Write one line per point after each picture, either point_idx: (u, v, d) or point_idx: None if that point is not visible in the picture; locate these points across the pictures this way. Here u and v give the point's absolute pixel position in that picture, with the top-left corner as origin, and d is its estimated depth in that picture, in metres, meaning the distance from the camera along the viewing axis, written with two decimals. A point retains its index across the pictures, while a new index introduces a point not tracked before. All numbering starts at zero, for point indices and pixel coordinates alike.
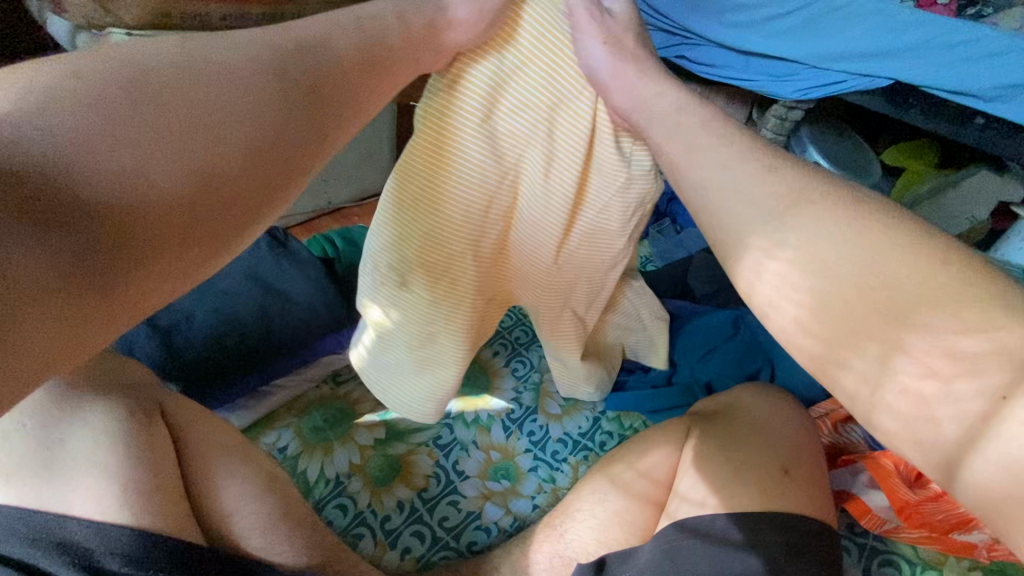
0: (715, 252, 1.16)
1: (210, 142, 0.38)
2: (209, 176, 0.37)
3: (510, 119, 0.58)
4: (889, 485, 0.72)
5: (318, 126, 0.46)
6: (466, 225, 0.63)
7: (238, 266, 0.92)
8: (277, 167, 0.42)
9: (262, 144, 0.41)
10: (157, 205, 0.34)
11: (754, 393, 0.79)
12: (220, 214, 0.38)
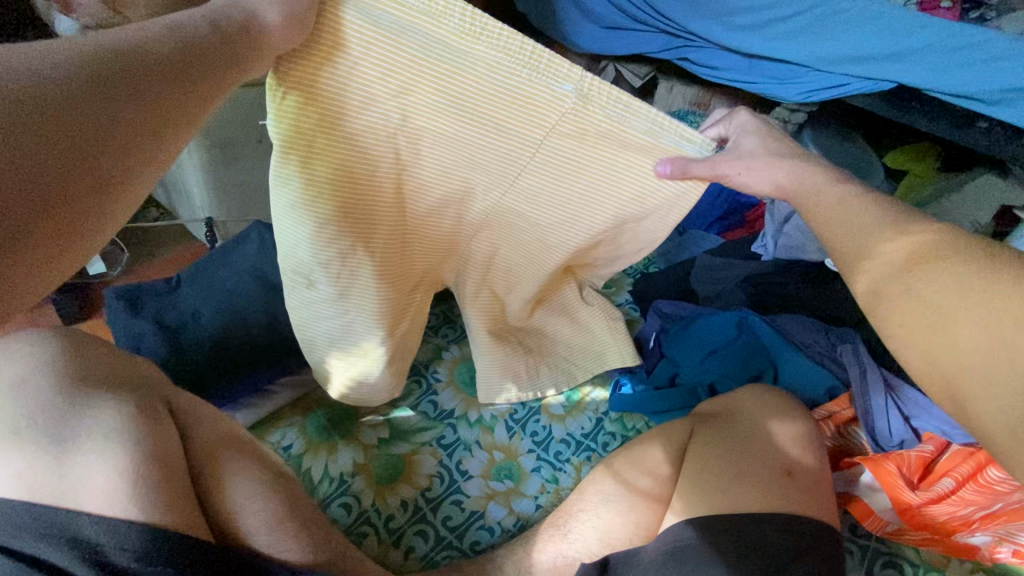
0: (718, 254, 1.16)
1: (72, 127, 0.38)
2: (73, 162, 0.38)
3: (375, 78, 0.59)
4: (891, 486, 0.71)
5: (207, 68, 0.47)
6: (368, 183, 0.66)
7: (243, 266, 0.92)
8: (136, 142, 0.42)
9: (120, 118, 0.41)
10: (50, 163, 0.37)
11: (758, 395, 0.80)
12: (92, 199, 0.39)
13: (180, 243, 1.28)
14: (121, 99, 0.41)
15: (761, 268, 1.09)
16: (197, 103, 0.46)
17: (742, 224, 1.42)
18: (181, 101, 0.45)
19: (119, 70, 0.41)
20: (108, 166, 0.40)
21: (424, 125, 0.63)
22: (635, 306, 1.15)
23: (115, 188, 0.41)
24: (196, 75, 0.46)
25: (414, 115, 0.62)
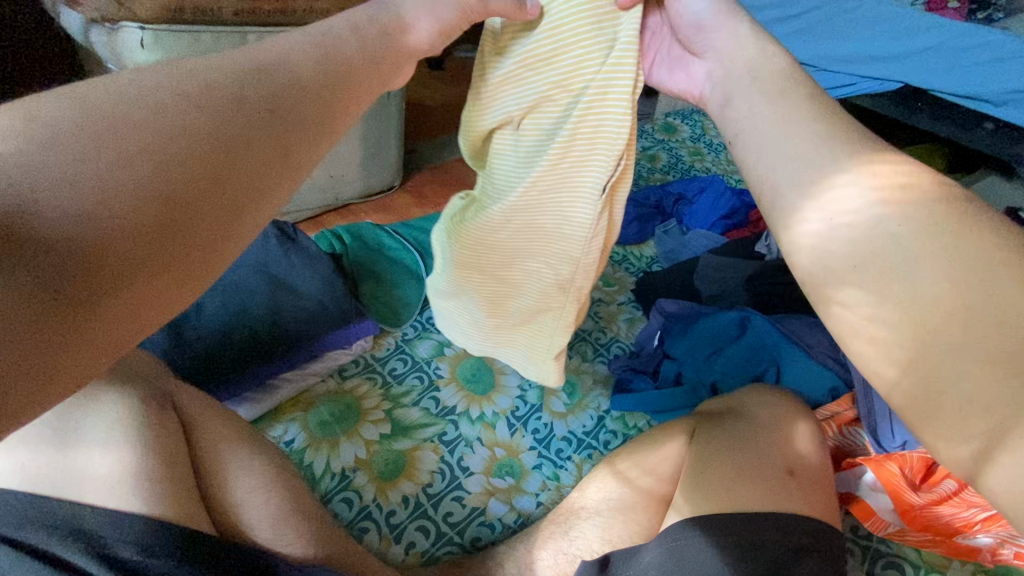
0: (722, 254, 1.17)
1: (165, 170, 0.35)
2: (176, 207, 0.34)
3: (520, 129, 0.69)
4: (893, 484, 0.71)
5: (287, 136, 0.43)
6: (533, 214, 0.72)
7: (248, 261, 0.93)
8: (223, 215, 0.37)
9: (219, 187, 0.37)
10: (136, 235, 0.32)
11: (758, 394, 0.80)
12: (184, 240, 0.35)
13: None
14: (225, 140, 0.38)
15: (764, 268, 1.10)
16: (302, 148, 0.44)
17: (745, 224, 1.42)
18: (295, 140, 0.43)
19: (226, 150, 0.38)
20: (191, 244, 0.35)
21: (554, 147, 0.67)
22: (637, 305, 1.15)
23: (196, 271, 0.36)
24: (299, 117, 0.44)
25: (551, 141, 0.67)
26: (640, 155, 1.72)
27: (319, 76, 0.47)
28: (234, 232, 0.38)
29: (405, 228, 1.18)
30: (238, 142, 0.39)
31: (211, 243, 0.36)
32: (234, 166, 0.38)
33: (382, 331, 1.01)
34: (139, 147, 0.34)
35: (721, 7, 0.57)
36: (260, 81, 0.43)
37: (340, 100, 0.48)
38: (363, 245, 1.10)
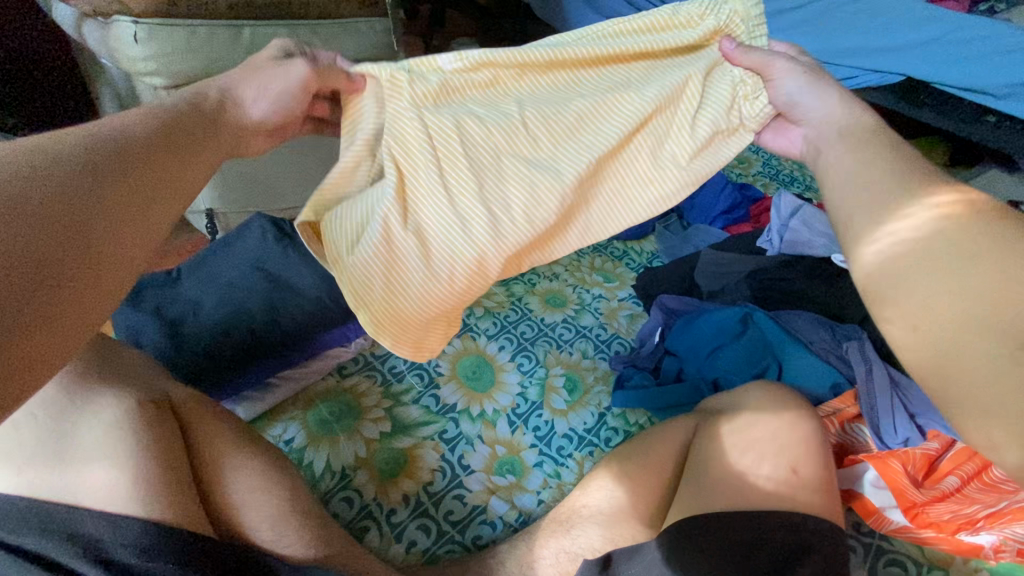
0: (724, 249, 1.16)
1: (13, 221, 0.35)
2: (35, 254, 0.35)
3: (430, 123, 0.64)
4: (895, 481, 0.72)
5: (138, 177, 0.45)
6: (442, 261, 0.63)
7: (245, 258, 0.92)
8: (100, 260, 0.39)
9: (94, 238, 0.39)
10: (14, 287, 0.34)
11: (760, 391, 0.79)
12: (49, 286, 0.36)
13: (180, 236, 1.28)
14: (76, 193, 0.40)
15: (766, 263, 1.09)
16: (155, 202, 0.45)
17: (745, 220, 1.42)
18: (155, 195, 0.45)
19: (96, 200, 0.41)
20: (70, 291, 0.37)
21: (467, 162, 0.63)
22: (638, 301, 1.14)
23: (77, 319, 0.37)
24: (137, 165, 0.45)
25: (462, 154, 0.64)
26: None
27: (159, 132, 0.50)
28: (111, 277, 0.40)
29: None
30: (104, 193, 0.41)
31: (79, 284, 0.37)
32: (90, 215, 0.40)
33: (382, 328, 1.00)
34: (13, 200, 0.36)
35: (813, 83, 0.64)
36: (106, 149, 0.44)
37: (179, 155, 0.50)
38: None
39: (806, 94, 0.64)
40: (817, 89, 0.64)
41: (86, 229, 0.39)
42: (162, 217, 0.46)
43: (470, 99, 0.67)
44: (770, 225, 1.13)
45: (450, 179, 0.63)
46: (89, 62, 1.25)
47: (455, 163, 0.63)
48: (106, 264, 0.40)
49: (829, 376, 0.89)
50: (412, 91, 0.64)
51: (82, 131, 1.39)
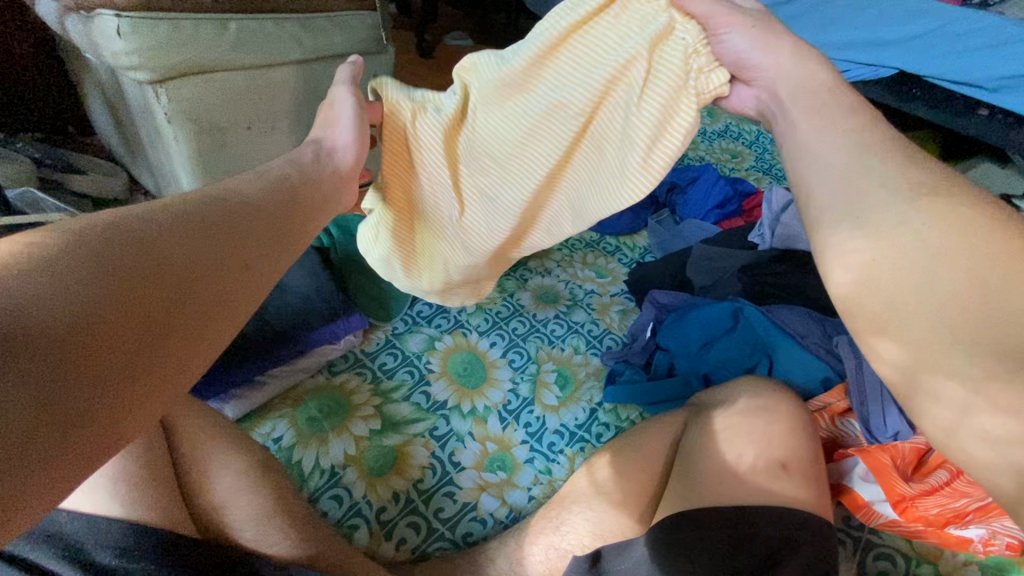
0: (716, 244, 1.16)
1: (146, 271, 0.37)
2: (165, 301, 0.37)
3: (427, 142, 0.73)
4: (885, 475, 0.71)
5: (242, 229, 0.48)
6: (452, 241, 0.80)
7: None
8: (211, 304, 0.40)
9: (205, 281, 0.41)
10: (136, 326, 0.35)
11: (750, 386, 0.79)
12: (168, 331, 0.37)
13: None
14: (196, 246, 0.42)
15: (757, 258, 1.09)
16: (258, 256, 0.47)
17: (738, 215, 1.42)
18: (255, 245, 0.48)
19: (205, 247, 0.43)
20: (181, 332, 0.37)
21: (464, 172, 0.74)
22: (630, 296, 1.14)
23: (187, 359, 0.38)
24: (258, 222, 0.50)
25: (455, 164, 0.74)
26: None
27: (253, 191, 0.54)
28: (218, 323, 0.41)
29: None
30: (212, 239, 0.44)
31: (196, 331, 0.39)
32: (206, 268, 0.41)
33: (372, 325, 1.00)
34: (137, 241, 0.38)
35: (767, 37, 0.56)
36: (221, 206, 0.48)
37: (274, 213, 0.53)
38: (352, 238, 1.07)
39: (755, 55, 0.56)
40: (766, 48, 0.56)
41: (206, 281, 0.41)
42: (264, 265, 0.48)
43: (450, 118, 0.71)
44: (762, 220, 1.12)
45: (445, 186, 0.76)
46: (74, 57, 1.24)
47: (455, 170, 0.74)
48: (212, 307, 0.40)
49: (820, 370, 0.88)
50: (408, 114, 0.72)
51: (68, 128, 1.39)
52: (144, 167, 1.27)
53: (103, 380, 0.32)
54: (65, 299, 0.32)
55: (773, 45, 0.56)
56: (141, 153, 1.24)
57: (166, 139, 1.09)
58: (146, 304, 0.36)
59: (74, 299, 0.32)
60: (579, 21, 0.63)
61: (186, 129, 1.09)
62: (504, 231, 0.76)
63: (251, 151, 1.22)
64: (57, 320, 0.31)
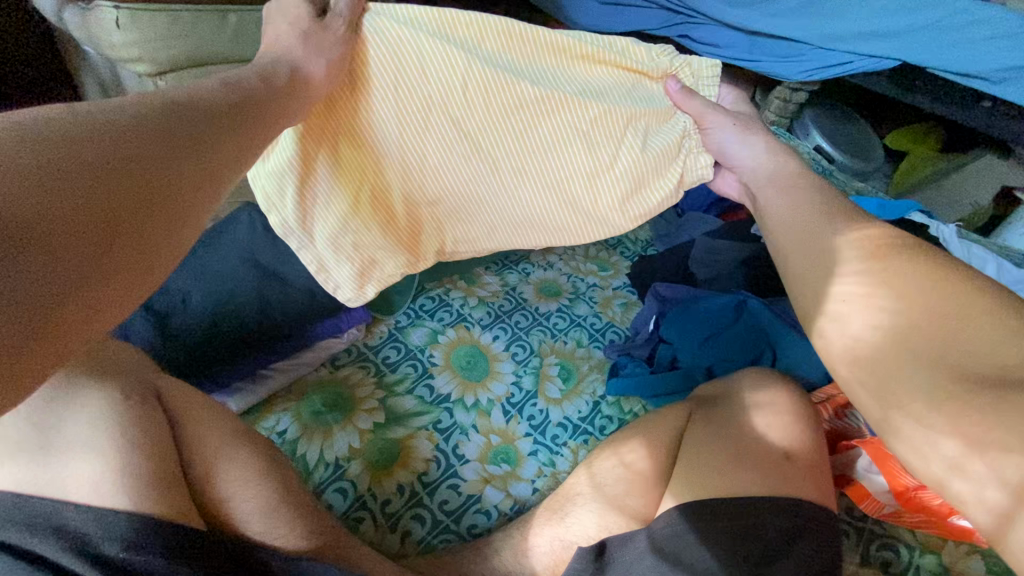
0: (719, 237, 1.16)
1: (72, 175, 0.36)
2: (92, 208, 0.36)
3: (400, 97, 0.71)
4: (888, 467, 0.72)
5: (199, 129, 0.47)
6: (392, 206, 0.79)
7: (235, 249, 0.90)
8: (167, 209, 0.41)
9: (161, 187, 0.41)
10: (95, 229, 0.36)
11: (754, 376, 0.79)
12: (91, 239, 0.36)
13: None
14: (133, 157, 0.40)
15: (761, 251, 1.08)
16: (206, 182, 0.45)
17: (740, 207, 1.41)
18: (217, 152, 0.48)
19: (161, 149, 0.43)
20: (135, 237, 0.39)
21: (432, 135, 0.75)
22: (633, 289, 1.14)
23: (147, 264, 0.40)
24: (214, 127, 0.49)
25: (422, 117, 0.73)
26: None
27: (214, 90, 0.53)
28: (176, 227, 0.42)
29: None
30: (165, 141, 0.43)
31: (122, 243, 0.38)
32: (141, 181, 0.40)
33: (375, 318, 1.00)
34: (86, 139, 0.38)
35: (746, 127, 0.74)
36: (175, 104, 0.47)
37: (234, 129, 0.50)
38: None
39: (742, 145, 0.73)
40: (748, 139, 0.73)
41: (140, 193, 0.40)
42: (227, 167, 0.48)
43: (426, 63, 0.70)
44: None
45: (406, 142, 0.75)
46: (71, 47, 1.22)
47: (424, 119, 0.74)
48: (169, 213, 0.41)
49: (822, 362, 0.88)
50: (374, 67, 0.70)
51: None
52: None
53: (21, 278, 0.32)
54: (21, 197, 0.33)
55: (753, 133, 0.73)
56: None
57: None
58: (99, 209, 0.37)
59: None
60: (575, 50, 0.75)
61: None
62: (452, 187, 0.79)
63: None
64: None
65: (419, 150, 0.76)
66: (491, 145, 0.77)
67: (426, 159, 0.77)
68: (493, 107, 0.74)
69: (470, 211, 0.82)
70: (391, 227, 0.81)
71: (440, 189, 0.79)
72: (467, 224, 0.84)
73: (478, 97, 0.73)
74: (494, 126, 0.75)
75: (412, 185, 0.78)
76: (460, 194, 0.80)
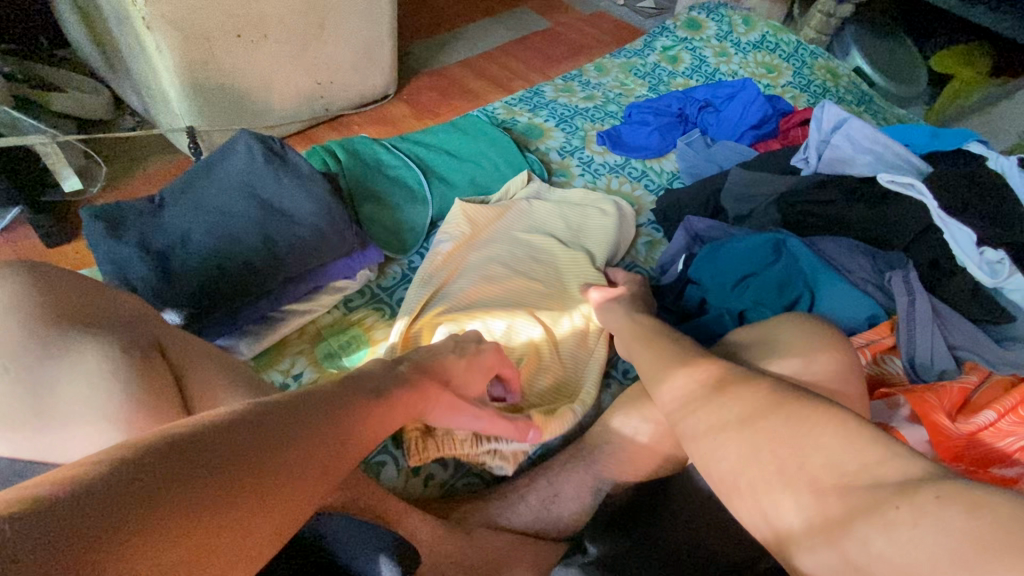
0: (754, 165, 1.07)
1: (278, 440, 0.42)
2: (115, 541, 0.31)
3: (461, 273, 0.93)
4: (926, 413, 0.68)
5: (276, 438, 0.42)
6: (342, 394, 0.51)
7: (233, 183, 0.81)
8: (209, 512, 0.36)
9: (199, 495, 0.35)
10: (106, 565, 0.31)
11: (801, 322, 0.73)
12: (289, 493, 0.41)
13: (163, 158, 1.18)
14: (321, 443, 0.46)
15: (799, 183, 0.98)
16: (292, 449, 0.42)
17: (774, 136, 1.37)
18: (289, 461, 0.41)
19: (211, 446, 0.38)
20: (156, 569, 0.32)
21: (458, 284, 0.91)
22: (657, 226, 1.13)
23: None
24: (301, 410, 0.45)
25: (460, 280, 0.92)
26: (661, 59, 1.70)
27: (334, 421, 0.47)
28: (214, 539, 0.35)
29: (405, 145, 1.12)
30: (224, 437, 0.39)
31: (217, 515, 0.36)
32: (287, 452, 0.42)
33: (386, 258, 0.95)
34: (138, 455, 0.35)
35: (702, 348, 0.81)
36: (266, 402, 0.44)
37: (366, 392, 0.54)
38: (361, 161, 1.03)
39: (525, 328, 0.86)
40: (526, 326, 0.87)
41: (331, 472, 0.45)
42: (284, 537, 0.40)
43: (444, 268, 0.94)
44: (808, 140, 1.02)
45: (474, 291, 0.90)
46: None
47: (465, 270, 0.94)
48: (206, 518, 0.35)
49: (867, 307, 0.82)
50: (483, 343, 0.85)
51: (41, 39, 1.26)
52: (130, 85, 1.17)
53: (193, 571, 0.34)
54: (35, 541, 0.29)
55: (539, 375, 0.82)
56: (122, 66, 1.13)
57: (152, 53, 1.00)
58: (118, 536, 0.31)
59: (246, 431, 0.40)
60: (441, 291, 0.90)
61: (169, 39, 0.98)
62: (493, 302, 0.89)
63: (246, 67, 1.11)
64: (208, 467, 0.37)
65: (461, 294, 0.89)
66: (477, 279, 0.92)
67: (465, 283, 0.91)
68: (452, 276, 0.92)
69: (509, 304, 0.89)
70: (486, 305, 0.89)
71: (491, 303, 0.89)
72: (509, 312, 0.88)
73: (449, 274, 0.93)
74: (456, 281, 0.92)
75: (491, 304, 0.89)
76: (502, 301, 0.90)
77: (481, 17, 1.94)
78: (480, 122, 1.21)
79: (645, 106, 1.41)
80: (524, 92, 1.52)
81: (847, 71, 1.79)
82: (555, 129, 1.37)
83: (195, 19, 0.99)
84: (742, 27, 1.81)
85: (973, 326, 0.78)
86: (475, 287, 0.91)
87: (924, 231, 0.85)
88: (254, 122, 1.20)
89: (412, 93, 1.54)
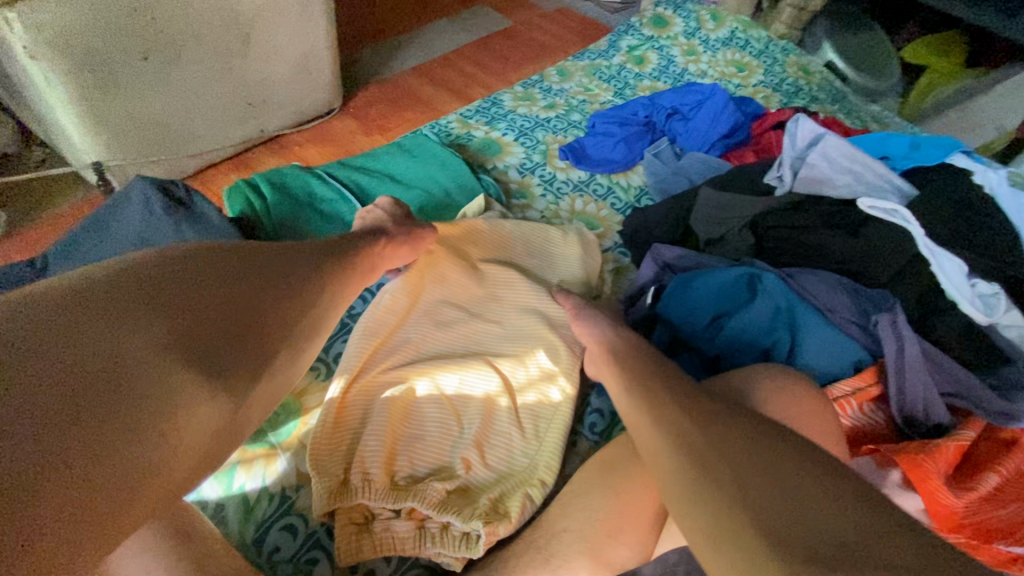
0: (725, 184, 0.98)
1: (164, 286, 0.45)
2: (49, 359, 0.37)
3: (404, 329, 0.82)
4: (925, 480, 0.61)
5: (186, 283, 0.46)
6: (248, 249, 0.54)
7: (128, 239, 0.70)
8: (135, 330, 0.41)
9: (119, 321, 0.41)
10: (44, 379, 0.36)
11: (781, 378, 0.65)
12: (212, 318, 0.46)
13: (72, 195, 1.05)
14: (164, 297, 0.44)
15: (775, 204, 0.89)
16: (203, 288, 0.47)
17: (746, 144, 1.29)
18: (203, 295, 0.46)
19: (122, 288, 0.43)
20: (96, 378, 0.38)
21: (399, 345, 0.80)
22: (624, 252, 1.04)
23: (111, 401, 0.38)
24: (204, 260, 0.49)
25: (402, 339, 0.80)
26: (626, 60, 1.60)
27: (238, 267, 0.51)
28: (147, 352, 0.41)
29: (343, 174, 1.01)
30: (131, 281, 0.43)
31: (145, 333, 0.41)
32: (197, 289, 0.46)
33: None
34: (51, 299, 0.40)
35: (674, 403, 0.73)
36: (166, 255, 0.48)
37: (277, 251, 0.57)
38: (291, 198, 0.92)
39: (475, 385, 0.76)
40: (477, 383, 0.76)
41: (250, 308, 0.49)
42: (225, 349, 0.46)
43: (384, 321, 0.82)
44: (782, 157, 0.94)
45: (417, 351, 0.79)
46: None
47: (409, 323, 0.82)
48: (133, 337, 0.41)
49: (849, 352, 0.75)
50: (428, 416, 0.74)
51: None
52: (30, 114, 1.04)
53: (136, 379, 0.39)
54: None
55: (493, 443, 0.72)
56: (16, 94, 1.00)
57: (40, 84, 0.87)
58: (49, 358, 0.37)
59: (154, 279, 0.45)
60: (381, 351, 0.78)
61: (59, 65, 0.85)
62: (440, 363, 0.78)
63: (159, 91, 0.98)
64: (122, 302, 0.42)
65: (403, 356, 0.78)
66: (421, 335, 0.81)
67: (410, 342, 0.80)
68: (394, 331, 0.81)
69: (457, 363, 0.78)
70: (427, 367, 0.77)
71: (437, 364, 0.78)
72: (457, 375, 0.77)
73: (390, 328, 0.81)
74: (397, 338, 0.81)
75: (434, 366, 0.77)
76: (448, 360, 0.78)
77: (436, 19, 1.82)
78: (428, 142, 1.10)
79: (610, 115, 1.32)
80: (481, 101, 1.41)
81: (820, 67, 1.71)
82: (513, 144, 1.27)
83: (87, 43, 0.86)
84: (711, 23, 1.72)
85: (969, 372, 0.70)
86: (420, 348, 0.80)
87: (909, 263, 0.78)
88: (176, 150, 1.08)
89: (359, 106, 1.42)
